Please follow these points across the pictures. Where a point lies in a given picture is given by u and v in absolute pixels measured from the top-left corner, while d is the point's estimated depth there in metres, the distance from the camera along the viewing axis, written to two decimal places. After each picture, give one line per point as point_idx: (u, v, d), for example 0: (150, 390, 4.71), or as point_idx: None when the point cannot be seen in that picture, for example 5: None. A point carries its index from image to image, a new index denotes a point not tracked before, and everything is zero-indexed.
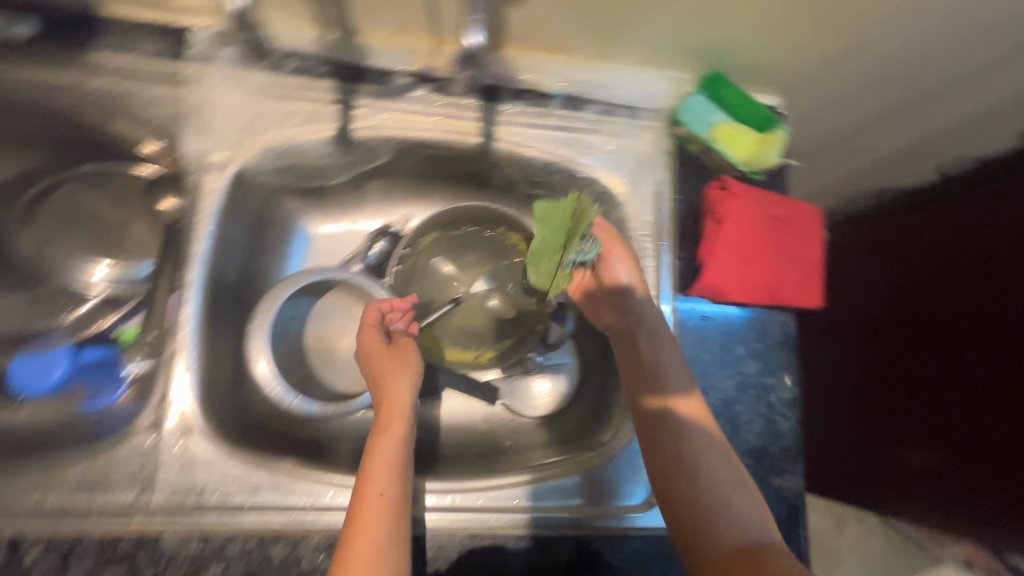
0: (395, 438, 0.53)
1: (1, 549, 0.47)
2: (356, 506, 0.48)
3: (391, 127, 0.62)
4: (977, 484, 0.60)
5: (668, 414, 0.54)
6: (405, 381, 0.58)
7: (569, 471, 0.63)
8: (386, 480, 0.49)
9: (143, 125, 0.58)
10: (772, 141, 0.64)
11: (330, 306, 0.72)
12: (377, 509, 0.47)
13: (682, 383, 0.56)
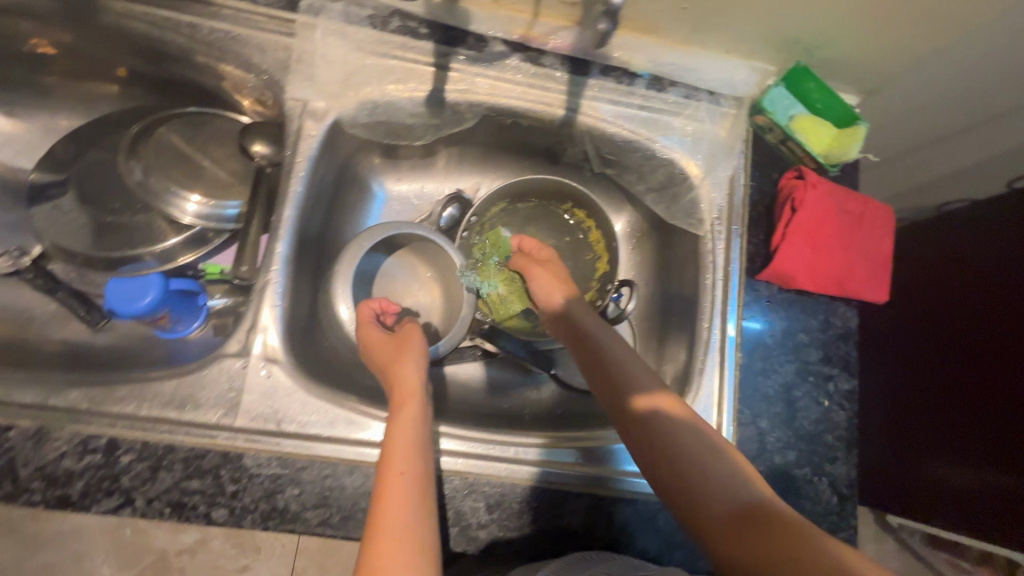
0: (411, 421, 0.51)
1: (101, 447, 0.51)
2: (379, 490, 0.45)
3: (482, 92, 0.64)
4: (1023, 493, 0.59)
5: (649, 416, 0.54)
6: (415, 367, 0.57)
7: (563, 443, 0.61)
8: (408, 460, 0.47)
9: (252, 69, 0.62)
10: (851, 135, 0.65)
11: (396, 263, 0.75)
12: (399, 487, 0.45)
13: (648, 383, 0.56)
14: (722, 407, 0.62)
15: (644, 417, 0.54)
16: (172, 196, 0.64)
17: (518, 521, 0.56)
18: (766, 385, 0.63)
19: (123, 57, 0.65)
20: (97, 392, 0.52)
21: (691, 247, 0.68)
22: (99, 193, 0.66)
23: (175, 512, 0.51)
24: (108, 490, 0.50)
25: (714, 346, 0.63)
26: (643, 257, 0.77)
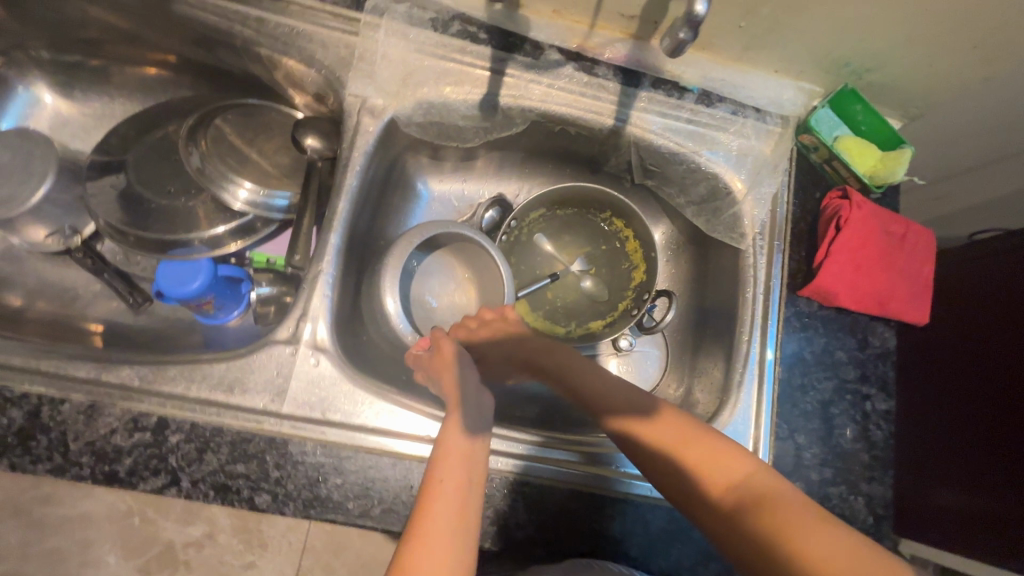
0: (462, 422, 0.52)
1: (150, 425, 0.51)
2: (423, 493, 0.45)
3: (536, 98, 0.65)
4: None
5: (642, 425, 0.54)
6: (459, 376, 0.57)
7: (569, 447, 0.60)
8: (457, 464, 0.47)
9: (314, 65, 0.63)
10: (898, 157, 0.66)
11: (440, 259, 0.74)
12: (442, 494, 0.45)
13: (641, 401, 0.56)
14: (760, 420, 0.62)
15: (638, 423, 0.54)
16: (225, 182, 0.65)
17: (557, 523, 0.56)
18: (804, 401, 0.63)
19: (187, 47, 0.67)
20: (148, 370, 0.53)
21: (732, 260, 0.69)
22: (153, 178, 0.67)
23: (220, 495, 0.51)
24: (156, 469, 0.50)
25: (752, 359, 0.64)
26: (679, 269, 0.78)
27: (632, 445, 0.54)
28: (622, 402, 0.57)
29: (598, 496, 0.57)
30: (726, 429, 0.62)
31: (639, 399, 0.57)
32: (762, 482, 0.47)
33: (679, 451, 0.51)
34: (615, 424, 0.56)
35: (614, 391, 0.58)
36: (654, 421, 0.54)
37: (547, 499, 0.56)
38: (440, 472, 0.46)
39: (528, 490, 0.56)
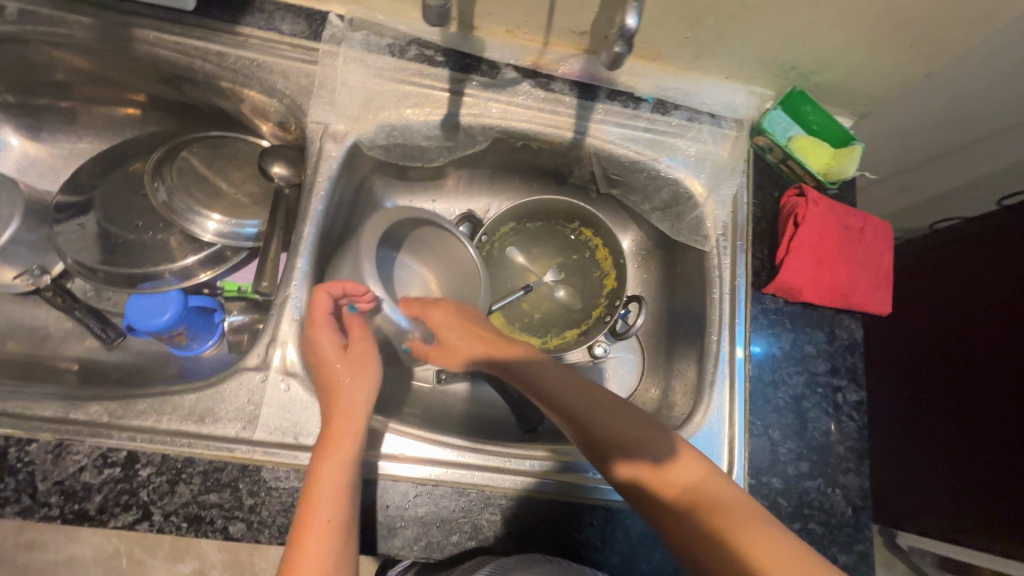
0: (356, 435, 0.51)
1: (120, 460, 0.51)
2: (304, 521, 0.46)
3: (496, 116, 0.67)
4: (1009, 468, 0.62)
5: (599, 420, 0.53)
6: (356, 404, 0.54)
7: (545, 454, 0.59)
8: (335, 498, 0.48)
9: (276, 95, 0.65)
10: (848, 153, 0.67)
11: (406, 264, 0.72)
12: (322, 526, 0.46)
13: (608, 400, 0.55)
14: (734, 418, 0.62)
15: (590, 417, 0.53)
16: (193, 215, 0.66)
17: (536, 533, 0.56)
18: (777, 396, 0.64)
19: (150, 84, 0.68)
20: (117, 405, 0.53)
21: (697, 262, 0.70)
22: (122, 214, 0.67)
23: (193, 527, 0.50)
24: (126, 504, 0.50)
25: (723, 358, 0.65)
26: (649, 275, 0.79)
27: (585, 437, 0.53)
28: (589, 408, 0.54)
29: (576, 504, 0.57)
30: (701, 430, 0.62)
31: (634, 417, 0.53)
32: (713, 482, 0.48)
33: (631, 448, 0.50)
34: (569, 418, 0.54)
35: (611, 401, 0.54)
36: (611, 419, 0.52)
37: (524, 510, 0.56)
38: (321, 506, 0.47)
39: (505, 503, 0.56)
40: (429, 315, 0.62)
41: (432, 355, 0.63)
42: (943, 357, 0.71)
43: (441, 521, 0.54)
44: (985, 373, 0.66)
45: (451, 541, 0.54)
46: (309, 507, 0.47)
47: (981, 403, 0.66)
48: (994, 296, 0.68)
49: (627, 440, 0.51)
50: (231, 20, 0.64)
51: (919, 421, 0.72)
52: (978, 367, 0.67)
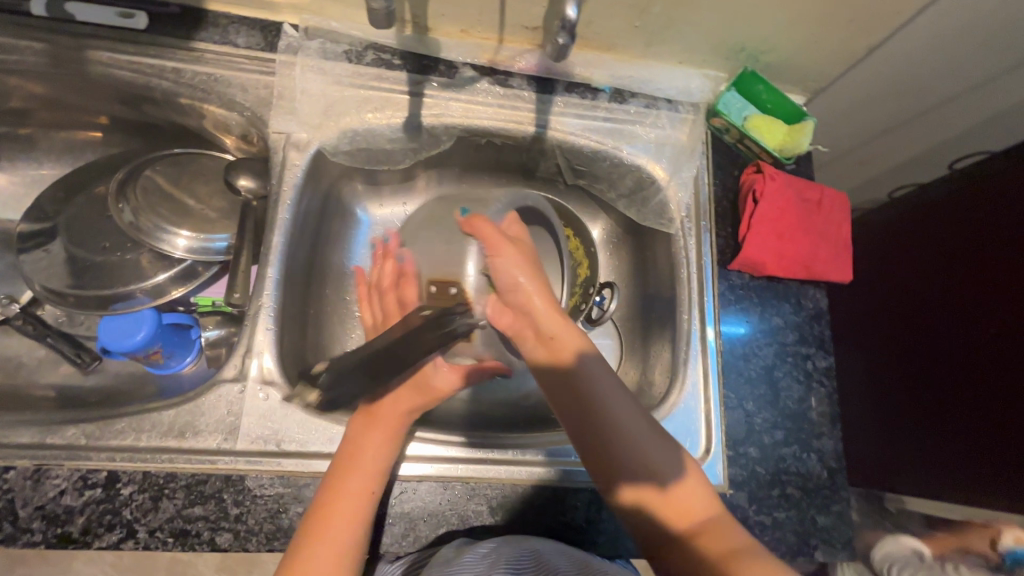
0: (401, 414, 0.56)
1: (101, 480, 0.51)
2: (331, 489, 0.50)
3: (457, 114, 0.68)
4: (1004, 429, 0.63)
5: (616, 427, 0.49)
6: (387, 438, 0.54)
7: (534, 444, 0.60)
8: (368, 474, 0.52)
9: (236, 109, 0.65)
10: (801, 129, 0.71)
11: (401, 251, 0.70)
12: (344, 499, 0.50)
13: (624, 406, 0.51)
14: (708, 393, 0.64)
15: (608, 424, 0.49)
16: (162, 233, 0.65)
17: (523, 520, 0.57)
18: (748, 368, 0.66)
19: (108, 105, 0.68)
20: (95, 427, 0.53)
21: (665, 245, 0.72)
22: (89, 237, 0.67)
23: (179, 541, 0.51)
24: (110, 524, 0.50)
25: (695, 336, 0.66)
26: (621, 261, 0.80)
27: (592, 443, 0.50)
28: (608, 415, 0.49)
29: (564, 490, 0.58)
30: (678, 407, 0.64)
31: (652, 435, 0.50)
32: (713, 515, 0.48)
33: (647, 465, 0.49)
34: (585, 419, 0.50)
35: (625, 411, 0.50)
36: (630, 432, 0.49)
37: (513, 500, 0.57)
38: (346, 483, 0.50)
39: (492, 493, 0.57)
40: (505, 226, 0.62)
41: (484, 236, 0.58)
42: (929, 325, 0.72)
43: (428, 515, 0.55)
44: (961, 334, 0.68)
45: (439, 534, 0.55)
46: (343, 473, 0.51)
47: (973, 367, 0.66)
48: (969, 258, 0.70)
49: (645, 460, 0.49)
50: (185, 36, 0.65)
51: (904, 392, 0.72)
52: (963, 327, 0.68)
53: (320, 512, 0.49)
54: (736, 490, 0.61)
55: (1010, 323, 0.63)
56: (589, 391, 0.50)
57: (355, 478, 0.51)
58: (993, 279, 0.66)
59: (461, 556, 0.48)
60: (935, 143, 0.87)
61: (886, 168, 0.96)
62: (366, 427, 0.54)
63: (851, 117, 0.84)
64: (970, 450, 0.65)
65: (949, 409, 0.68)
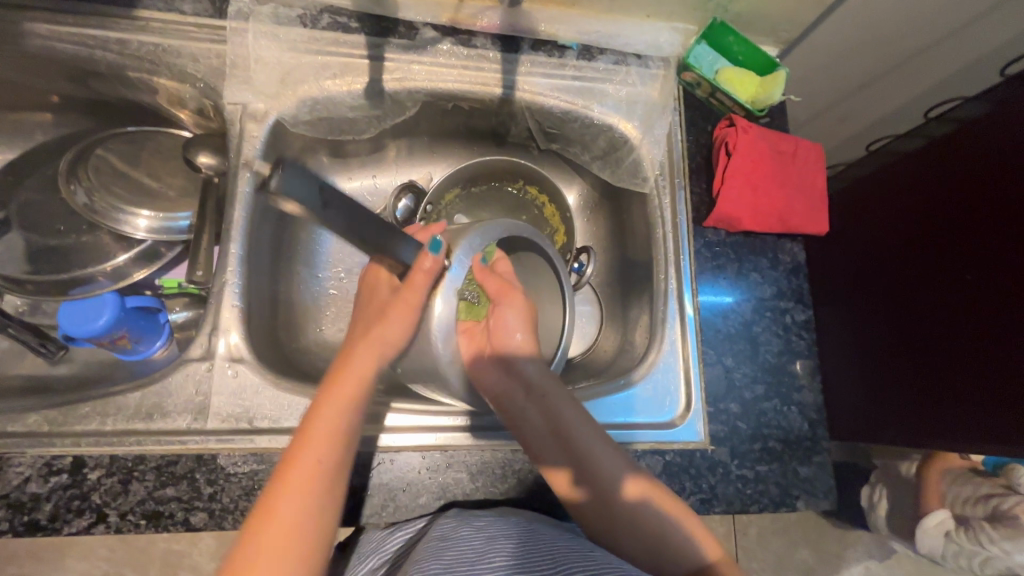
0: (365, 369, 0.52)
1: (67, 466, 0.50)
2: (290, 457, 0.45)
3: (420, 78, 0.65)
4: (989, 372, 0.63)
5: (599, 471, 0.53)
6: (346, 406, 0.49)
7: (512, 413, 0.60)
8: (332, 435, 0.47)
9: (189, 82, 0.62)
10: (774, 79, 0.69)
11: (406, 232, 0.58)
12: (305, 465, 0.45)
13: (608, 454, 0.54)
14: (687, 351, 0.64)
15: (585, 462, 0.54)
16: (121, 215, 0.64)
17: (503, 484, 0.57)
18: (727, 326, 0.65)
19: (53, 82, 0.65)
20: (57, 413, 0.51)
21: (640, 205, 0.70)
22: (44, 221, 0.65)
23: (152, 522, 0.50)
24: (79, 509, 0.49)
25: (672, 295, 0.65)
26: (598, 226, 0.78)
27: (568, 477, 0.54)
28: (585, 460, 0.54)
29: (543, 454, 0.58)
30: (657, 366, 0.63)
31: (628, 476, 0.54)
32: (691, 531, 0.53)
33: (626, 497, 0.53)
34: (569, 457, 0.54)
35: (608, 455, 0.54)
36: (612, 474, 0.53)
37: (493, 467, 0.57)
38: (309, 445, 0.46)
39: (470, 461, 0.56)
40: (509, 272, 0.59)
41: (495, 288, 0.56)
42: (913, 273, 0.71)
43: (408, 485, 0.55)
44: (949, 291, 0.67)
45: (419, 503, 0.54)
46: (305, 438, 0.46)
47: (960, 315, 0.66)
48: (958, 211, 0.69)
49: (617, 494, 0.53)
50: (128, 4, 0.61)
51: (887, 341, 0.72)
52: (947, 272, 0.68)
53: (275, 495, 0.43)
54: (718, 445, 0.61)
55: (1001, 275, 0.62)
56: (574, 437, 0.54)
57: (310, 453, 0.45)
58: (984, 232, 0.65)
59: (456, 531, 0.47)
60: (911, 92, 0.85)
61: (864, 122, 0.95)
62: (325, 394, 0.49)
63: (828, 68, 0.82)
64: (955, 409, 0.65)
65: (935, 355, 0.68)
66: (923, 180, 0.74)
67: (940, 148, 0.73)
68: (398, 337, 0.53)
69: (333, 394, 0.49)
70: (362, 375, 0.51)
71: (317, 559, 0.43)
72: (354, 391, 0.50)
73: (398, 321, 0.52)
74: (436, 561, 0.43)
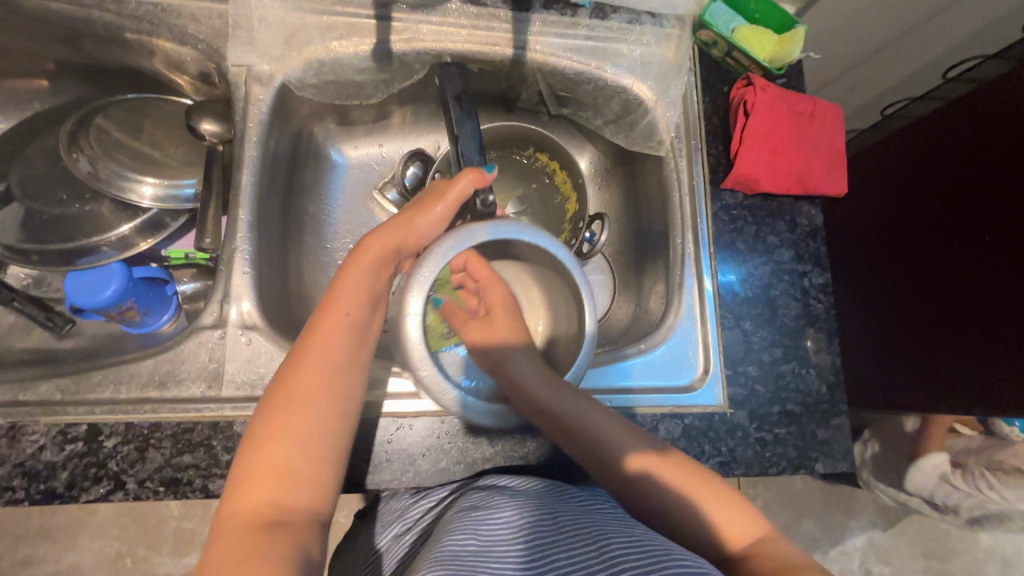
0: (388, 240, 0.52)
1: (82, 434, 0.49)
2: (317, 319, 0.45)
3: (429, 38, 0.63)
4: (998, 337, 0.62)
5: (615, 452, 0.51)
6: (367, 269, 0.49)
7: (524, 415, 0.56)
8: (359, 297, 0.47)
9: (191, 43, 0.60)
10: (792, 37, 0.68)
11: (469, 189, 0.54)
12: (333, 326, 0.45)
13: (621, 438, 0.52)
14: (705, 316, 0.63)
15: (594, 440, 0.52)
16: (124, 182, 0.62)
17: (522, 450, 0.56)
18: (745, 289, 0.65)
19: (48, 47, 0.63)
20: (69, 381, 0.50)
21: (655, 169, 0.69)
22: (45, 190, 0.63)
23: (171, 490, 0.49)
24: (96, 477, 0.49)
25: (690, 261, 0.64)
26: (610, 194, 0.77)
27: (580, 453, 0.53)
28: (595, 445, 0.51)
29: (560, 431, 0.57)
30: (675, 330, 0.62)
31: (639, 455, 0.51)
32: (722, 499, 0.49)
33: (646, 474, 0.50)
34: (575, 439, 0.52)
35: (616, 440, 0.51)
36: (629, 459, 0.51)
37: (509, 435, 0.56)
38: (338, 307, 0.46)
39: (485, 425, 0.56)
40: (487, 285, 0.61)
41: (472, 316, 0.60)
42: (927, 238, 0.70)
43: (427, 450, 0.54)
44: (966, 262, 0.66)
45: (439, 468, 0.54)
46: (332, 302, 0.47)
47: (976, 281, 0.65)
48: (974, 176, 0.67)
49: (629, 472, 0.51)
50: None
51: (900, 306, 0.72)
52: (963, 238, 0.67)
53: (309, 340, 0.44)
54: (736, 409, 0.61)
55: (1013, 239, 0.61)
56: (578, 425, 0.52)
57: (338, 306, 0.46)
58: (998, 196, 0.64)
59: (490, 499, 0.46)
60: (929, 55, 0.83)
61: (880, 87, 0.93)
62: (350, 262, 0.50)
63: (844, 28, 0.80)
64: (958, 379, 0.66)
65: (945, 321, 0.68)
66: (940, 145, 0.72)
67: (963, 105, 0.70)
68: (431, 227, 0.54)
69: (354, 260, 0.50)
70: (384, 243, 0.51)
71: (352, 402, 0.43)
72: (376, 254, 0.50)
73: (431, 210, 0.54)
74: (472, 540, 0.42)
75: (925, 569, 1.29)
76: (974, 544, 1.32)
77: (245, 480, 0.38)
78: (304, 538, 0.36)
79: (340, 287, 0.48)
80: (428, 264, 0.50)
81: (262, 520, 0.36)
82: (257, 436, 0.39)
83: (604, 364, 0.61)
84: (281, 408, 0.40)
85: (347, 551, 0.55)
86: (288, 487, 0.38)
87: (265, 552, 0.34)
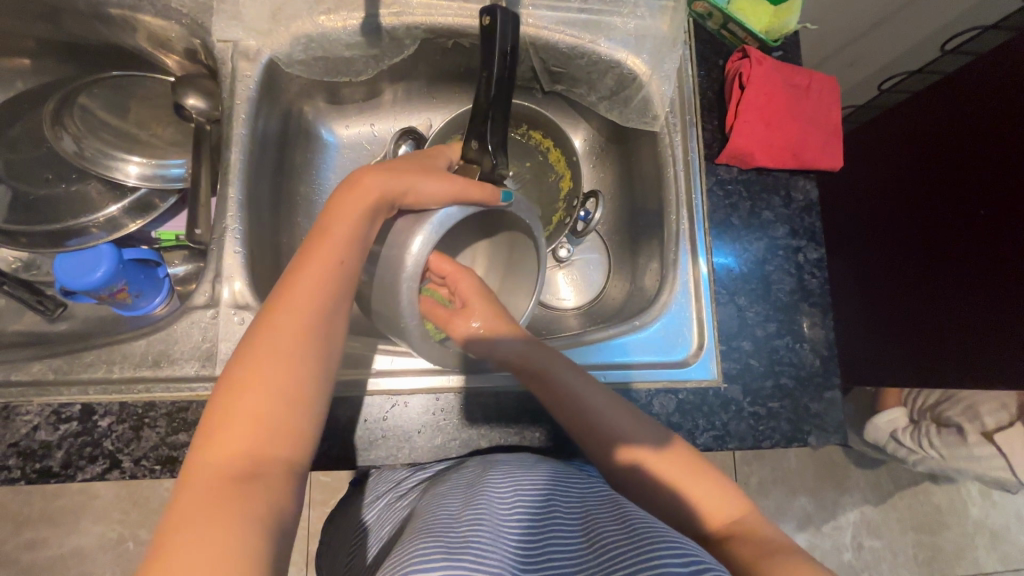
0: (385, 182, 0.48)
1: (76, 414, 0.49)
2: (296, 269, 0.44)
3: (419, 10, 0.61)
4: (992, 303, 0.62)
5: (608, 432, 0.52)
6: (354, 218, 0.47)
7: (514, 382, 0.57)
8: (345, 246, 0.46)
9: (176, 19, 0.59)
10: (788, 8, 0.69)
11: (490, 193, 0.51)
12: (318, 274, 0.44)
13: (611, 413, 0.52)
14: (698, 292, 0.63)
15: (590, 418, 0.52)
16: (111, 160, 0.62)
17: (517, 427, 0.56)
18: (740, 267, 0.65)
19: (29, 24, 0.61)
20: (63, 360, 0.50)
21: (649, 146, 0.68)
22: (31, 170, 0.62)
23: (167, 468, 0.50)
24: (92, 456, 0.49)
25: (684, 239, 0.64)
26: (606, 171, 0.76)
27: (575, 430, 0.52)
28: (584, 417, 0.52)
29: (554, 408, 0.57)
30: (670, 307, 0.62)
31: (637, 433, 0.51)
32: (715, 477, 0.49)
33: (643, 445, 0.51)
34: (570, 419, 0.52)
35: (605, 411, 0.52)
36: (629, 433, 0.51)
37: (506, 412, 0.56)
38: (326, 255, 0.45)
39: (478, 402, 0.56)
40: (455, 279, 0.58)
41: (442, 314, 0.58)
42: (922, 211, 0.71)
43: (422, 427, 0.55)
44: (963, 233, 0.66)
45: (435, 444, 0.54)
46: (316, 250, 0.45)
47: (971, 249, 0.65)
48: (966, 146, 0.67)
49: (624, 450, 0.51)
50: None
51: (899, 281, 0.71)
52: (959, 209, 0.67)
53: (291, 287, 0.43)
54: (730, 383, 0.61)
55: (1008, 208, 0.61)
56: (571, 393, 0.52)
57: (326, 259, 0.45)
58: (993, 165, 0.64)
59: (484, 475, 0.46)
60: (927, 29, 0.82)
61: (877, 63, 0.92)
62: (337, 203, 0.48)
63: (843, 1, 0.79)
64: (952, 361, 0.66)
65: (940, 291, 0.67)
66: (931, 118, 0.73)
67: (956, 80, 0.70)
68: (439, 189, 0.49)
69: (336, 211, 0.47)
70: (382, 188, 0.48)
71: (334, 358, 0.43)
72: (373, 199, 0.47)
73: (444, 180, 0.49)
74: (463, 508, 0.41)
75: (915, 542, 1.31)
76: (964, 517, 1.34)
77: (218, 427, 0.37)
78: (279, 493, 0.36)
79: (319, 244, 0.45)
80: (426, 227, 0.49)
81: (234, 472, 0.35)
82: (233, 382, 0.38)
83: (600, 340, 0.61)
84: (256, 360, 0.39)
85: (343, 527, 0.55)
86: (264, 438, 0.37)
87: (237, 503, 0.33)
